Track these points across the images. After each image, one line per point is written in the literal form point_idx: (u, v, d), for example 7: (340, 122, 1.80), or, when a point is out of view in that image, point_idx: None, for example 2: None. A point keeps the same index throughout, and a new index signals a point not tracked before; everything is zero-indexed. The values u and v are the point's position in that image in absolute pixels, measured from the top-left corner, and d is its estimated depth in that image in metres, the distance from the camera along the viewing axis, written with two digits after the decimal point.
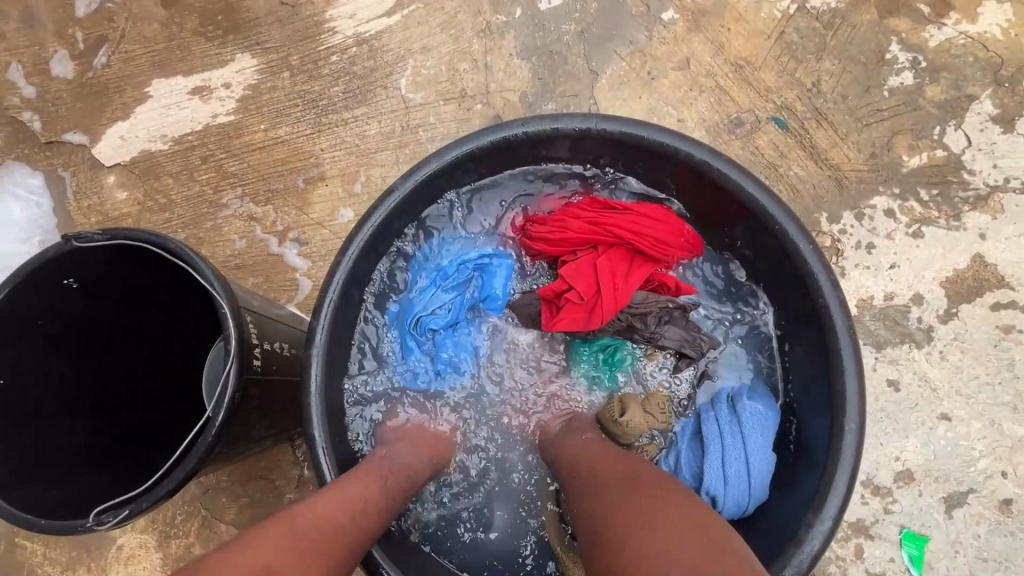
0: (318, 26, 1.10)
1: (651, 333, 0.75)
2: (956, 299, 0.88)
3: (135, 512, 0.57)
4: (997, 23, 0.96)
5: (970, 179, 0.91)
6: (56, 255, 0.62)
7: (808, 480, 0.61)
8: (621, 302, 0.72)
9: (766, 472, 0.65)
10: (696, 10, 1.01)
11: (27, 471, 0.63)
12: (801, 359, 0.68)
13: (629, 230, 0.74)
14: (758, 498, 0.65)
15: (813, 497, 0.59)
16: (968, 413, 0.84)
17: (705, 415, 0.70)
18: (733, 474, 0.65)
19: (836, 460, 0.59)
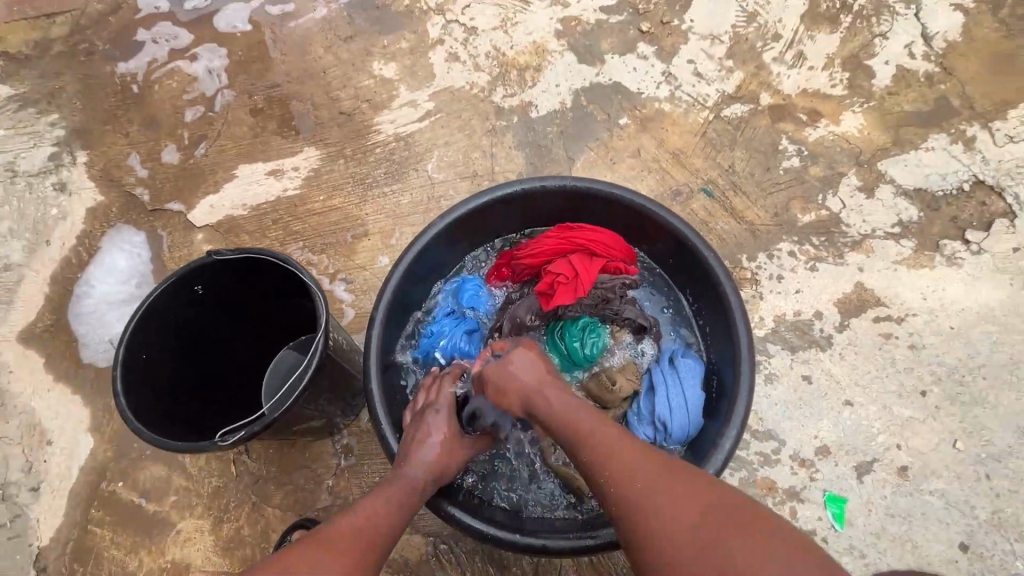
0: (368, 128, 1.49)
1: (614, 309, 1.00)
2: (847, 314, 1.16)
3: (242, 437, 0.82)
4: (854, 126, 1.36)
5: (847, 229, 1.25)
6: (200, 266, 0.90)
7: (724, 403, 0.87)
8: (594, 276, 0.98)
9: (699, 404, 0.91)
10: (643, 118, 1.42)
11: (148, 419, 0.88)
12: (711, 324, 0.95)
13: (586, 236, 1.00)
14: (696, 422, 0.90)
15: (726, 411, 0.84)
16: (865, 399, 1.09)
17: (653, 370, 0.96)
18: (675, 405, 0.91)
19: (736, 383, 0.84)
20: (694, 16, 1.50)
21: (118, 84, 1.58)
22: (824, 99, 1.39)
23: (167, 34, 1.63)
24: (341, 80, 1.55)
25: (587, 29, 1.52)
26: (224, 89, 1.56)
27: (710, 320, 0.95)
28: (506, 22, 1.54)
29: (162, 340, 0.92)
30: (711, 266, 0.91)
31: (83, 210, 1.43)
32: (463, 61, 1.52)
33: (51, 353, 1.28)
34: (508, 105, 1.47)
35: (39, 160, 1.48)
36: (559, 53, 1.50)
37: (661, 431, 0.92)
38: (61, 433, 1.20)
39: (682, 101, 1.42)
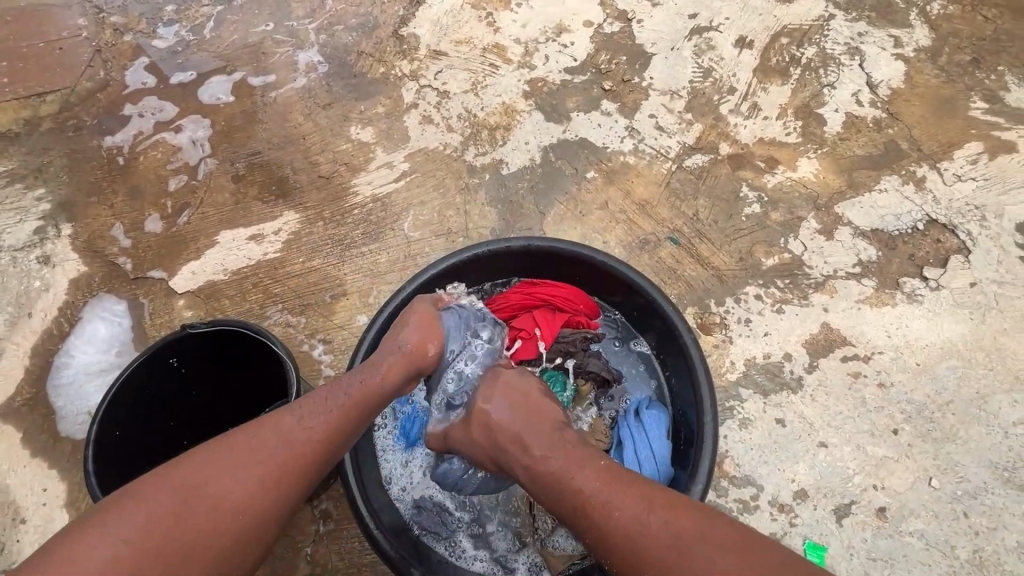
0: (346, 190, 1.54)
1: (580, 361, 1.03)
2: (816, 354, 1.19)
3: None
4: (810, 171, 1.42)
5: (810, 271, 1.29)
6: (174, 341, 0.94)
7: (691, 451, 0.89)
8: (556, 330, 1.03)
9: (667, 454, 0.92)
10: (609, 171, 1.48)
11: (117, 493, 0.91)
12: (675, 369, 0.98)
13: (553, 295, 1.04)
14: (665, 472, 0.91)
15: (695, 461, 0.87)
16: (839, 440, 1.10)
17: (620, 424, 0.97)
18: (643, 459, 0.92)
19: (702, 433, 0.87)
20: (653, 74, 1.59)
21: (104, 157, 1.64)
22: (780, 147, 1.47)
23: (153, 108, 1.71)
24: (320, 145, 1.62)
25: (553, 89, 1.60)
26: (208, 157, 1.62)
27: (674, 366, 0.98)
28: (476, 85, 1.63)
29: (135, 413, 0.96)
30: (668, 316, 0.95)
31: (66, 281, 1.46)
32: (436, 124, 1.60)
33: (28, 427, 1.27)
34: (480, 163, 1.53)
35: (25, 234, 1.51)
36: (527, 113, 1.58)
37: None
38: (37, 511, 1.19)
39: (645, 153, 1.49)
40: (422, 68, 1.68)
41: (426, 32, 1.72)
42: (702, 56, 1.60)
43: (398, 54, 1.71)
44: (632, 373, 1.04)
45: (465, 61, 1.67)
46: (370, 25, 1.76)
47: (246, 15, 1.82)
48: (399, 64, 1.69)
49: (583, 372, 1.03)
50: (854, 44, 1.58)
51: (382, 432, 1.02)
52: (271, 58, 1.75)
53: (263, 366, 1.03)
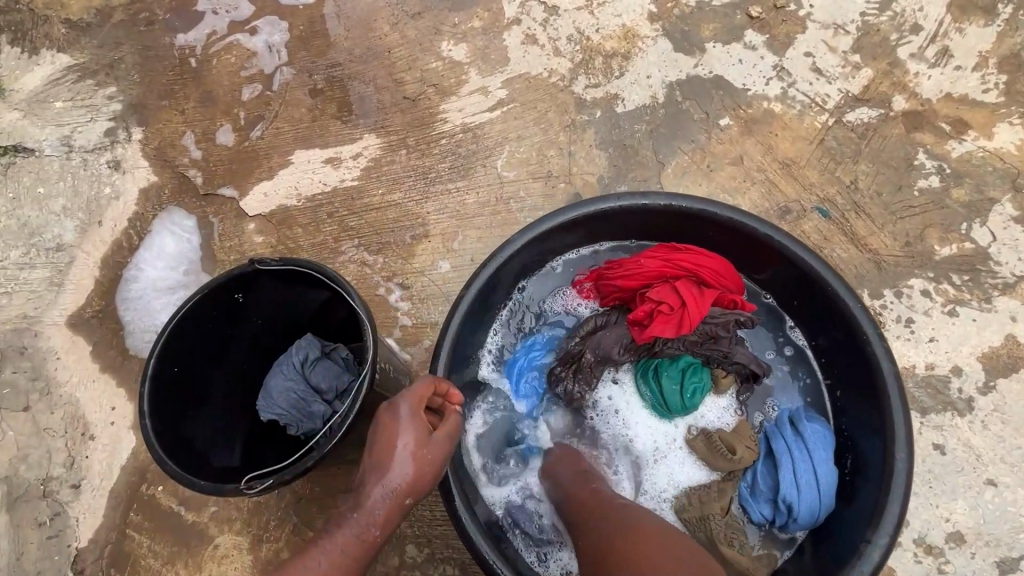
0: (433, 116, 1.36)
1: (726, 349, 0.86)
2: (994, 373, 0.97)
3: (270, 485, 0.72)
4: (1010, 142, 1.14)
5: (997, 268, 1.04)
6: (238, 275, 0.83)
7: (870, 483, 0.76)
8: (705, 313, 0.83)
9: (829, 483, 0.80)
10: (749, 119, 1.23)
11: (174, 438, 0.82)
12: (847, 380, 0.83)
13: (693, 262, 0.85)
14: (825, 504, 0.79)
15: (878, 496, 0.74)
16: (1013, 480, 0.91)
17: (773, 435, 0.84)
18: (805, 485, 0.79)
19: (894, 463, 0.73)
20: (816, 1, 1.28)
21: (176, 57, 1.50)
22: (972, 107, 1.17)
23: (227, 5, 1.53)
24: (407, 61, 1.41)
25: (686, 11, 1.32)
26: (283, 66, 1.46)
27: (844, 376, 0.83)
28: (592, 1, 1.37)
29: (194, 353, 0.86)
30: (860, 325, 0.78)
31: (136, 190, 1.37)
32: (541, 45, 1.36)
33: (98, 341, 1.22)
34: (591, 97, 1.30)
35: (96, 136, 1.42)
36: (652, 39, 1.32)
37: (786, 510, 0.80)
38: (104, 429, 1.14)
39: (796, 101, 1.22)
40: None
41: None
42: None
43: None
44: (782, 372, 0.90)
45: None
46: None
47: None
48: None
49: (725, 361, 0.87)
50: None
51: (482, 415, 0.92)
52: None
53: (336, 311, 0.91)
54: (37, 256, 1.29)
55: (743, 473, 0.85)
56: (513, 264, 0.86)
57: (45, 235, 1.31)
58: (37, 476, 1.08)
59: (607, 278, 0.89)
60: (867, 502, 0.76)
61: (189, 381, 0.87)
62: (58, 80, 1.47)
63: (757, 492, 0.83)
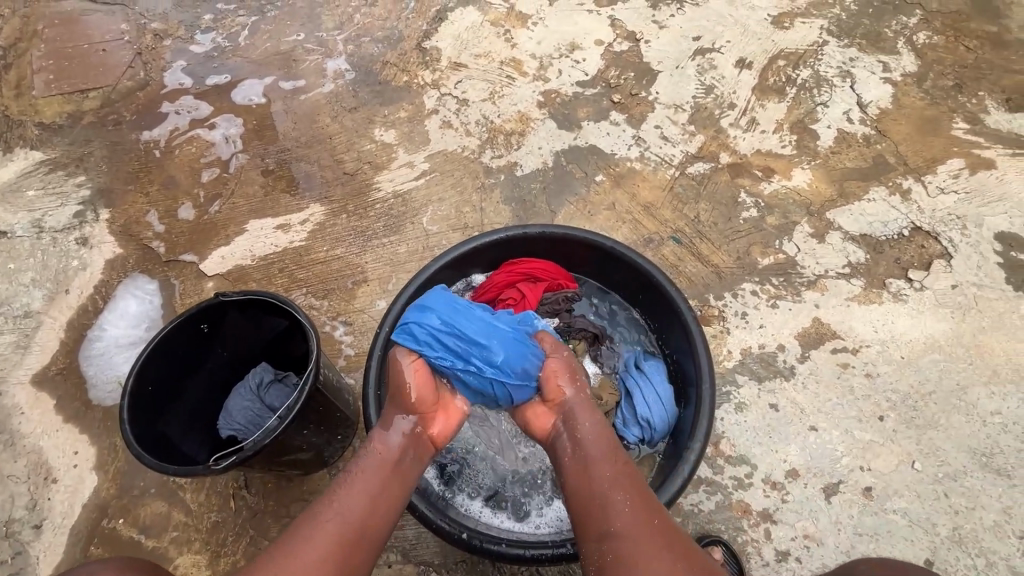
0: (369, 186, 1.64)
1: (565, 319, 1.13)
2: (807, 346, 1.27)
3: (233, 462, 0.93)
4: (804, 181, 1.53)
5: (803, 270, 1.38)
6: (206, 307, 1.04)
7: (693, 399, 0.97)
8: (540, 295, 1.11)
9: (670, 394, 1.01)
10: (617, 175, 1.58)
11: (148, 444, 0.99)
12: (663, 324, 1.08)
13: (522, 267, 1.13)
14: (671, 410, 0.99)
15: (696, 397, 0.95)
16: (829, 424, 1.18)
17: (625, 376, 1.06)
18: (652, 402, 0.99)
19: (699, 368, 0.96)
20: (659, 89, 1.71)
21: (142, 150, 1.74)
22: (776, 158, 1.57)
23: (190, 106, 1.81)
24: (346, 144, 1.72)
25: (565, 100, 1.72)
26: (239, 153, 1.72)
27: (661, 321, 1.08)
28: (494, 94, 1.74)
29: (166, 373, 1.04)
30: (672, 299, 1.03)
31: (102, 261, 1.54)
32: (455, 128, 1.71)
33: (62, 394, 1.34)
34: (496, 165, 1.63)
35: (64, 217, 1.60)
36: (540, 121, 1.69)
37: (645, 429, 0.99)
38: (67, 472, 1.24)
39: (651, 160, 1.60)
40: (443, 78, 1.79)
41: (448, 45, 1.85)
42: (704, 75, 1.72)
43: (421, 65, 1.83)
44: (630, 341, 1.14)
45: (484, 72, 1.79)
46: (395, 38, 1.88)
47: (279, 26, 1.95)
48: (422, 73, 1.81)
49: (572, 331, 1.12)
50: (846, 68, 1.70)
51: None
52: (301, 64, 1.87)
53: (285, 334, 1.12)
54: (6, 323, 1.43)
55: (612, 413, 1.05)
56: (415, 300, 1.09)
57: (14, 303, 1.46)
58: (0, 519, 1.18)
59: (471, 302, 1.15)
60: (689, 420, 0.95)
61: (159, 398, 1.04)
62: (30, 173, 1.68)
63: (624, 422, 1.02)
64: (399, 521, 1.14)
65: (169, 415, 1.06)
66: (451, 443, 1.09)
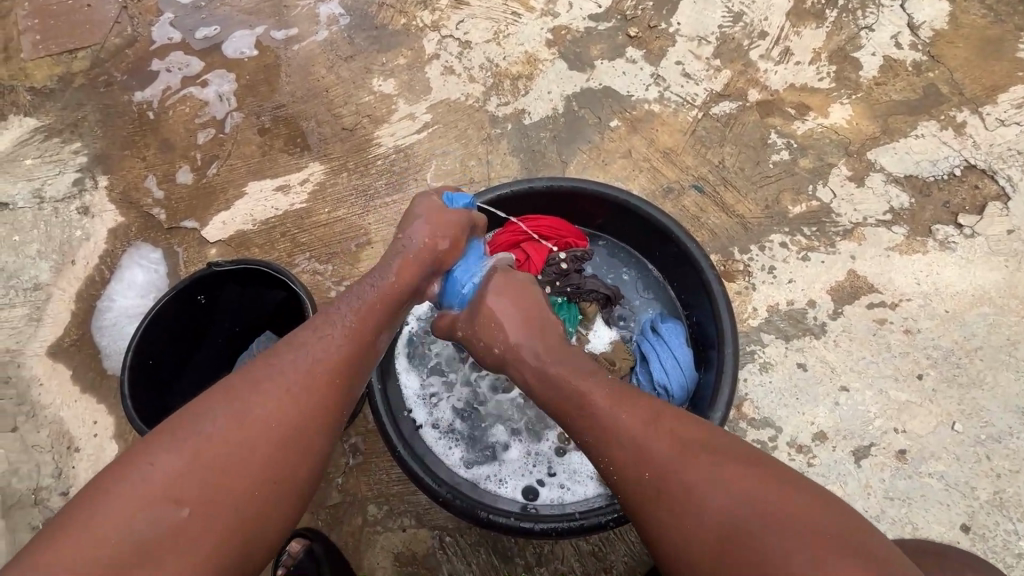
0: (368, 142, 1.55)
1: (576, 280, 1.02)
2: (841, 301, 1.18)
3: None
4: (842, 118, 1.38)
5: (838, 219, 1.26)
6: (199, 278, 1.00)
7: (713, 362, 0.90)
8: (546, 256, 1.01)
9: (690, 359, 0.94)
10: (634, 120, 1.45)
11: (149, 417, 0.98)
12: (684, 280, 1.00)
13: (529, 224, 1.03)
14: (691, 376, 0.93)
15: (718, 360, 0.88)
16: (861, 384, 1.10)
17: (640, 341, 0.99)
18: (669, 368, 0.93)
19: (721, 329, 0.89)
20: (681, 20, 1.54)
21: (136, 112, 1.67)
22: (811, 93, 1.42)
23: (180, 63, 1.71)
24: (343, 97, 1.62)
25: (577, 36, 1.57)
26: (234, 111, 1.64)
27: (682, 277, 1.00)
28: (498, 34, 1.60)
29: (163, 347, 1.02)
30: (693, 254, 0.95)
31: (105, 230, 1.51)
32: (457, 74, 1.58)
33: (77, 365, 1.35)
34: (502, 114, 1.52)
35: (64, 186, 1.57)
36: (550, 62, 1.55)
37: (662, 396, 0.93)
38: (89, 441, 1.27)
39: (671, 102, 1.46)
40: (443, 18, 1.65)
41: None
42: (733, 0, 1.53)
43: (419, 5, 1.68)
44: (646, 302, 1.06)
45: (487, 10, 1.63)
46: None
47: None
48: (421, 14, 1.67)
49: (583, 292, 1.01)
50: None
51: (408, 382, 1.07)
52: (293, 11, 1.73)
53: (284, 304, 1.09)
54: (16, 296, 1.42)
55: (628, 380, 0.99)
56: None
57: (22, 276, 1.45)
58: (28, 487, 1.21)
59: None
60: (709, 387, 0.88)
61: (157, 371, 1.03)
62: (26, 141, 1.62)
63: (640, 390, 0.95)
64: (413, 486, 1.13)
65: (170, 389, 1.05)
66: (462, 415, 1.05)
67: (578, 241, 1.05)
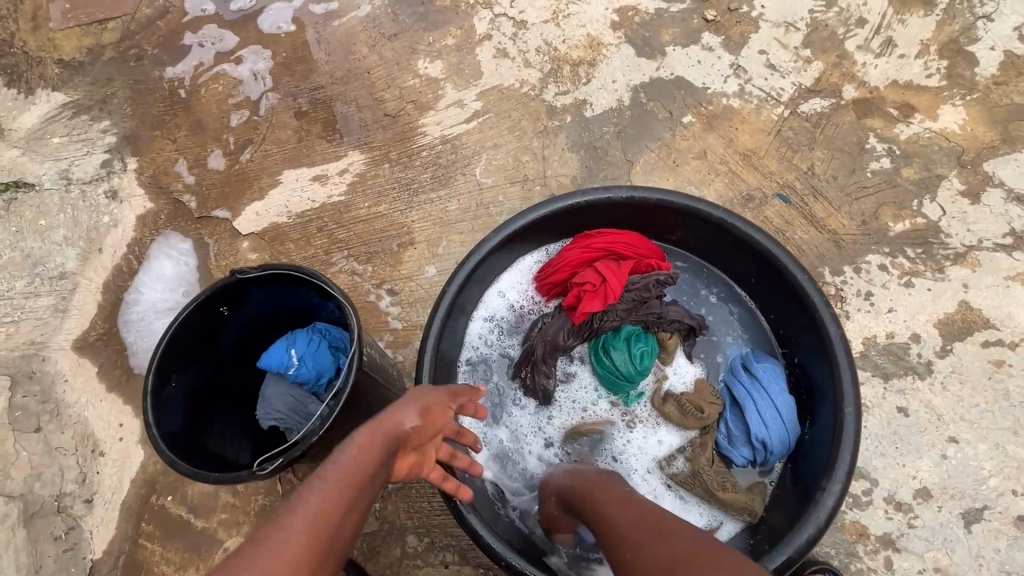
0: (413, 131, 1.43)
1: (658, 309, 0.89)
2: (950, 337, 1.03)
3: (279, 464, 0.79)
4: (954, 122, 1.21)
5: (948, 240, 1.10)
6: (220, 289, 0.89)
7: (825, 417, 0.77)
8: (625, 280, 0.87)
9: (793, 410, 0.82)
10: (710, 116, 1.30)
11: (179, 442, 0.88)
12: (786, 316, 0.86)
13: (607, 243, 0.90)
14: (794, 431, 0.81)
15: (834, 418, 0.75)
16: (974, 436, 0.96)
17: (732, 383, 0.87)
18: (770, 421, 0.81)
19: (839, 382, 0.75)
20: (766, 2, 1.36)
21: (166, 89, 1.56)
22: (917, 91, 1.24)
23: (213, 37, 1.60)
24: (386, 80, 1.49)
25: (646, 19, 1.40)
26: (269, 92, 1.52)
27: (784, 311, 0.86)
28: (558, 14, 1.45)
29: (187, 364, 0.93)
30: (801, 285, 0.80)
31: (134, 217, 1.43)
32: (512, 58, 1.44)
33: (104, 362, 1.28)
34: (560, 104, 1.37)
35: (92, 167, 1.48)
36: (615, 47, 1.39)
37: (760, 451, 0.82)
38: (114, 445, 1.20)
39: (753, 97, 1.30)
40: None
41: None
42: None
43: None
44: (733, 333, 0.93)
45: None
46: None
47: None
48: None
49: (663, 323, 0.90)
50: None
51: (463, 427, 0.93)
52: None
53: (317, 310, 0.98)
54: (41, 285, 1.34)
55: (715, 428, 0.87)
56: (475, 276, 0.89)
57: (48, 263, 1.36)
58: (51, 493, 1.13)
59: (541, 280, 0.94)
60: (822, 447, 0.76)
61: (185, 390, 0.94)
62: (54, 118, 1.54)
63: (732, 442, 0.84)
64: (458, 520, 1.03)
65: (199, 408, 0.96)
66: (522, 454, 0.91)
67: (659, 262, 0.92)
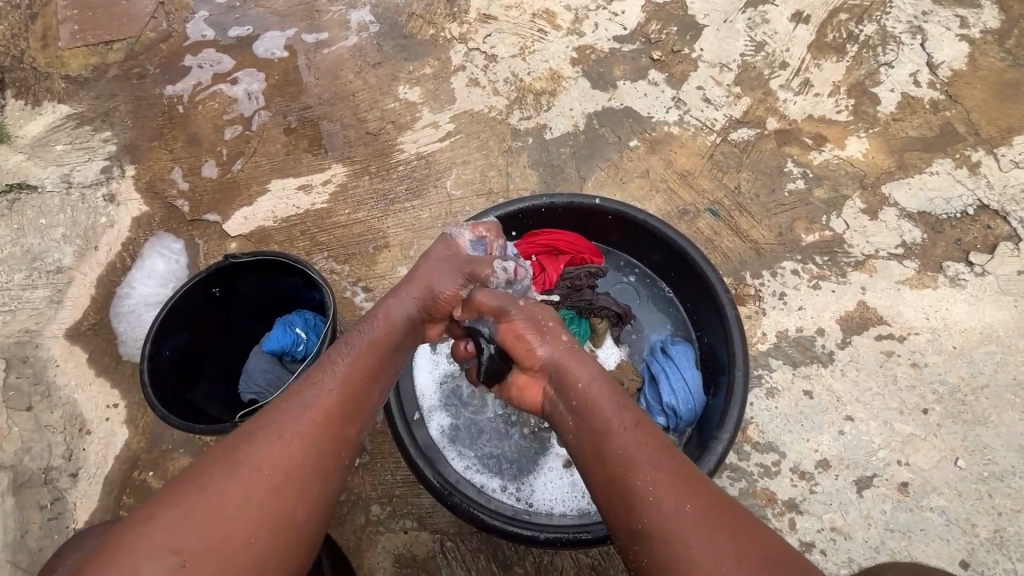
0: (391, 147, 1.58)
1: (589, 297, 1.06)
2: (849, 331, 1.19)
3: None
4: (858, 151, 1.40)
5: (851, 249, 1.28)
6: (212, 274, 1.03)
7: (723, 384, 0.93)
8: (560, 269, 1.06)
9: (699, 382, 0.97)
10: (653, 141, 1.48)
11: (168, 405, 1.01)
12: (698, 304, 1.02)
13: (545, 239, 1.08)
14: (699, 399, 0.96)
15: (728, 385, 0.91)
16: (866, 415, 1.12)
17: (651, 361, 1.02)
18: (679, 390, 0.96)
19: (732, 355, 0.91)
20: (704, 46, 1.57)
21: (165, 105, 1.71)
22: (829, 125, 1.44)
23: (212, 60, 1.76)
24: (369, 102, 1.65)
25: (601, 56, 1.60)
26: (261, 110, 1.68)
27: (695, 301, 1.02)
28: (524, 50, 1.64)
29: (180, 338, 1.06)
30: (707, 277, 0.96)
31: (129, 219, 1.55)
32: (482, 86, 1.62)
33: (94, 349, 1.38)
34: (524, 127, 1.55)
35: (92, 173, 1.60)
36: (573, 80, 1.58)
37: (670, 417, 0.96)
38: (101, 424, 1.30)
39: (690, 125, 1.49)
40: (471, 31, 1.68)
41: None
42: (755, 30, 1.56)
43: (447, 17, 1.72)
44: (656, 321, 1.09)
45: (514, 25, 1.67)
46: None
47: None
48: (449, 26, 1.70)
49: (594, 309, 1.06)
50: (917, 23, 1.52)
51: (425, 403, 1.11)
52: (324, 16, 1.78)
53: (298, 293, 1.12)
54: (38, 277, 1.44)
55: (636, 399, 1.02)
56: None
57: (45, 258, 1.46)
58: (39, 466, 1.22)
59: None
60: (719, 409, 0.91)
61: (175, 362, 1.06)
62: (58, 127, 1.66)
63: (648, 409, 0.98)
64: (415, 488, 1.15)
65: (186, 378, 1.08)
66: (473, 425, 1.09)
67: (590, 257, 1.09)
